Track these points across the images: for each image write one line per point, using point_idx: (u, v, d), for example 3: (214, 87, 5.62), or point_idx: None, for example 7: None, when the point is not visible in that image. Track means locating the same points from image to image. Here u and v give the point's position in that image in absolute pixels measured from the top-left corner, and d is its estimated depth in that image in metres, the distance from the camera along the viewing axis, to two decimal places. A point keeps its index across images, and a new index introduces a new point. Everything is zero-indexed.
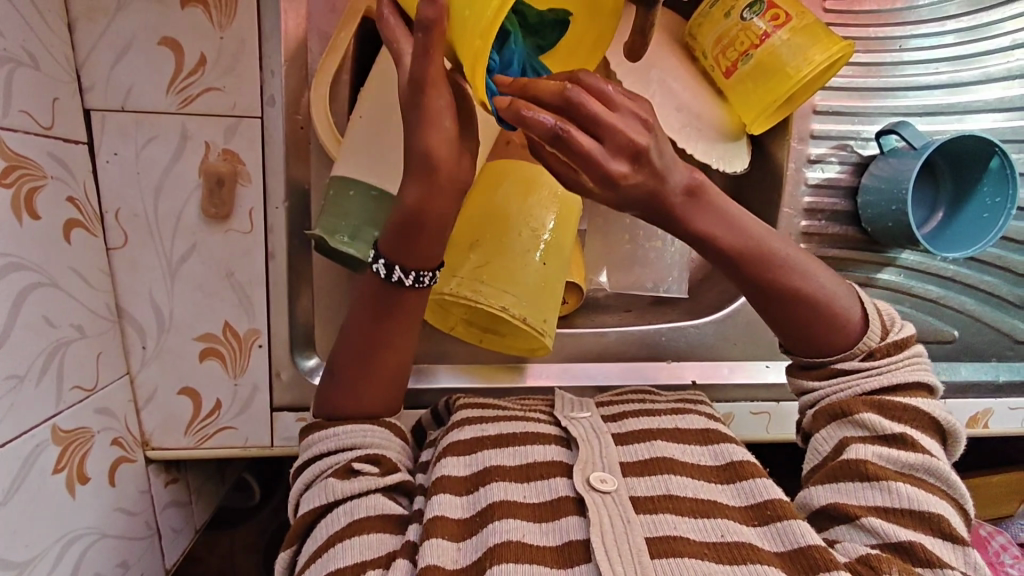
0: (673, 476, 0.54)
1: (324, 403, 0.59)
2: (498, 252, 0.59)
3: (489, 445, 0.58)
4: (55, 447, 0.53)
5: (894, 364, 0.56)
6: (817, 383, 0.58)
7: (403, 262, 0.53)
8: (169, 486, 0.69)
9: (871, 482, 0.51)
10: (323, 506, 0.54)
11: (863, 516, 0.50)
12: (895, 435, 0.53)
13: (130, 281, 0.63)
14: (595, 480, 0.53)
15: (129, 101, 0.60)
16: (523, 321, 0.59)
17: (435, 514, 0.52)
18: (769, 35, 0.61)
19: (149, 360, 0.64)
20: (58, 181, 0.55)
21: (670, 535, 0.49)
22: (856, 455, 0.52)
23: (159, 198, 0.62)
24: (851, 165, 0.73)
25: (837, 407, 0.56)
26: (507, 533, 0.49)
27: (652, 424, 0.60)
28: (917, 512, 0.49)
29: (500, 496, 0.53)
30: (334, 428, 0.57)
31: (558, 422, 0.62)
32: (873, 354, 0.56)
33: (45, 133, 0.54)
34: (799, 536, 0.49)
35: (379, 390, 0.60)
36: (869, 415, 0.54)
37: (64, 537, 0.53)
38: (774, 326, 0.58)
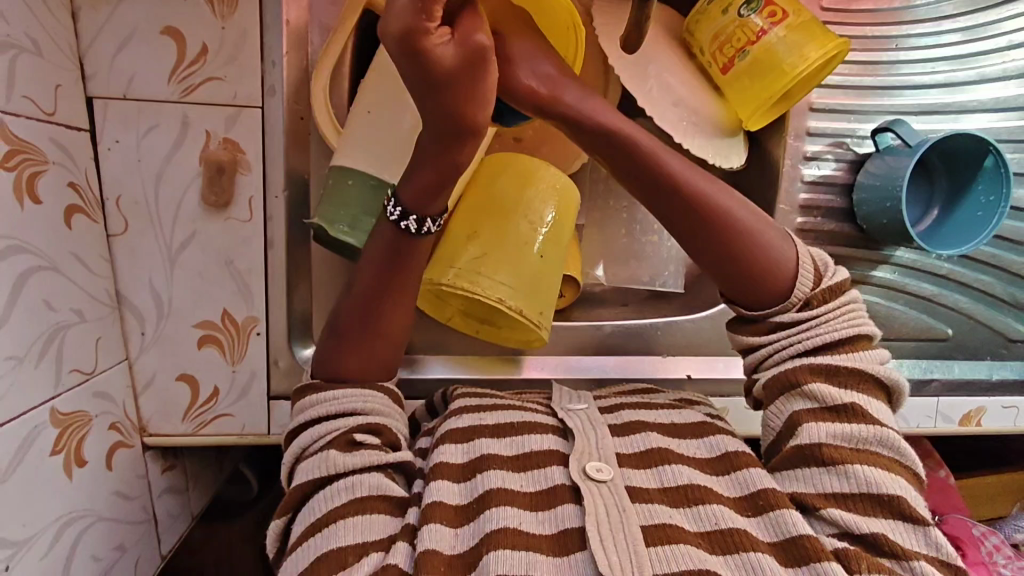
0: (668, 466, 0.55)
1: (323, 366, 0.60)
2: (495, 247, 0.59)
3: (487, 434, 0.58)
4: (54, 429, 0.53)
5: (829, 313, 0.57)
6: (759, 340, 0.58)
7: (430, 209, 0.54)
8: (165, 473, 0.70)
9: (832, 468, 0.51)
10: (322, 478, 0.54)
11: (824, 507, 0.50)
12: (844, 407, 0.53)
13: (129, 267, 0.63)
14: (591, 470, 0.53)
15: (130, 89, 0.60)
16: (520, 314, 0.59)
17: (433, 500, 0.52)
18: (766, 31, 0.61)
19: (147, 346, 0.65)
20: (59, 166, 0.56)
21: (664, 523, 0.50)
22: (810, 439, 0.53)
23: (159, 186, 0.62)
24: (847, 163, 0.73)
25: (786, 376, 0.56)
26: (503, 520, 0.50)
27: (649, 417, 0.61)
28: (874, 496, 0.50)
29: (497, 483, 0.53)
30: (334, 391, 0.58)
31: (555, 413, 0.62)
32: (810, 302, 0.57)
33: (48, 119, 0.54)
34: (789, 525, 0.50)
35: (380, 361, 0.61)
36: (817, 386, 0.54)
37: (62, 518, 0.53)
38: (715, 271, 0.58)
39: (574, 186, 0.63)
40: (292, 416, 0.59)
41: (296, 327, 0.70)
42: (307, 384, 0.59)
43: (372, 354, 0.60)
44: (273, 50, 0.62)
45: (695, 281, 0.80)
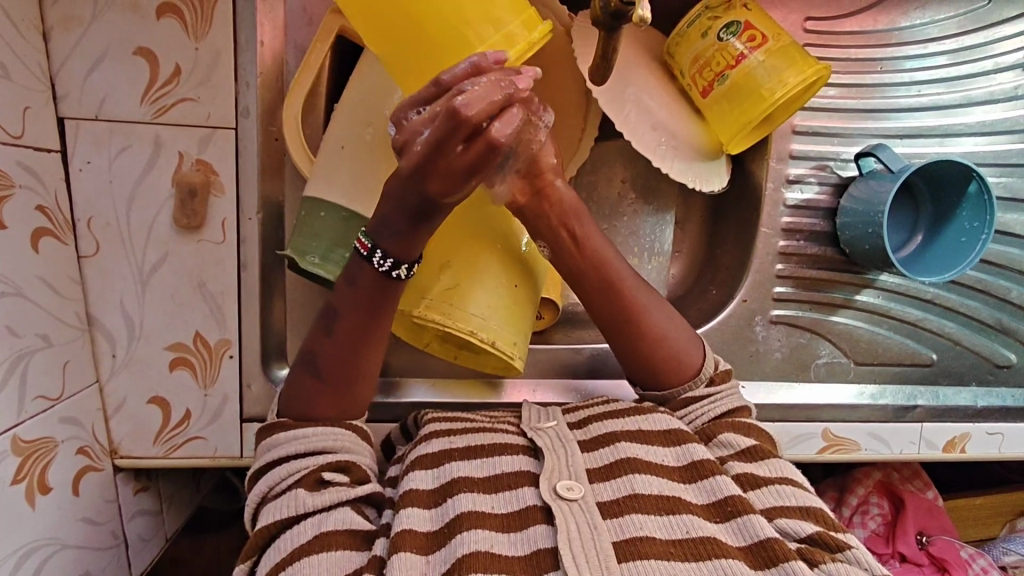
0: (637, 476, 0.54)
1: (292, 408, 0.58)
2: (470, 274, 0.58)
3: (457, 456, 0.57)
4: (15, 457, 0.52)
5: (723, 392, 0.63)
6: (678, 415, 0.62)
7: (393, 251, 0.52)
8: (138, 494, 0.70)
9: (762, 488, 0.54)
10: (290, 518, 0.53)
11: (772, 518, 0.52)
12: (752, 447, 0.57)
13: (101, 289, 0.63)
14: (562, 488, 0.53)
15: (102, 110, 0.60)
16: (491, 346, 0.59)
17: (402, 528, 0.51)
18: (745, 56, 0.61)
19: (119, 368, 0.64)
20: (26, 189, 0.55)
21: (635, 537, 0.49)
22: (734, 471, 0.56)
23: (132, 207, 0.62)
24: (830, 187, 0.73)
25: (705, 433, 0.60)
26: (474, 543, 0.49)
27: (617, 426, 0.60)
28: (805, 507, 0.52)
29: (468, 506, 0.52)
30: (303, 429, 0.57)
31: (525, 433, 0.61)
32: (714, 380, 0.63)
33: (14, 142, 0.54)
34: (759, 529, 0.50)
35: (351, 403, 0.59)
36: (726, 434, 0.59)
37: (21, 549, 0.52)
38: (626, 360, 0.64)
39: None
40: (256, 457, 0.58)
41: (272, 349, 0.69)
42: (277, 422, 0.58)
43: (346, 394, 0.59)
44: (247, 71, 0.61)
45: (678, 302, 0.79)
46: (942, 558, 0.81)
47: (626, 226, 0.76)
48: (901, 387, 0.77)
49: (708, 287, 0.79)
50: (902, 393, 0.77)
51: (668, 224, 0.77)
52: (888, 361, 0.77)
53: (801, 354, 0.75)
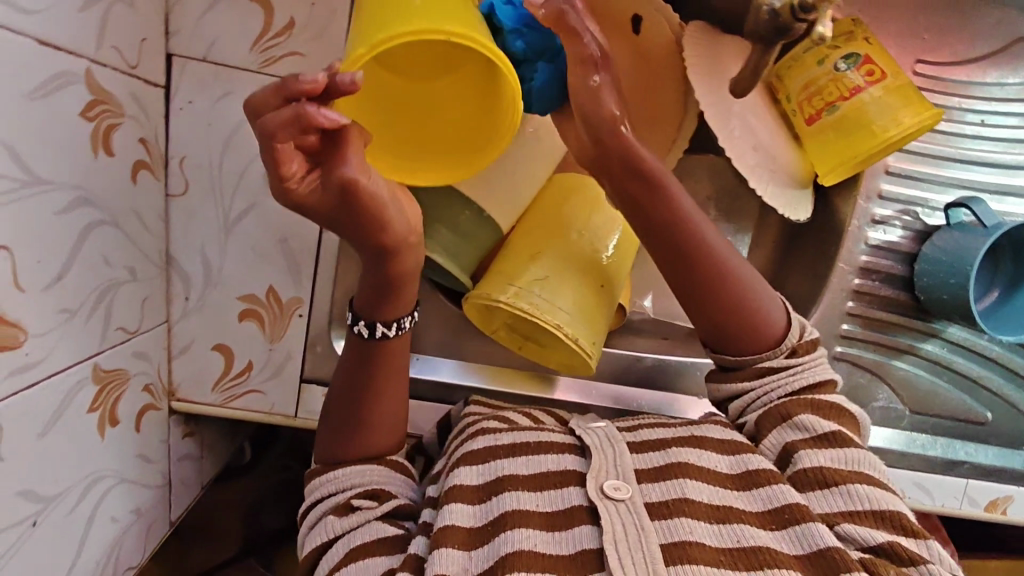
0: (688, 481, 0.53)
1: (324, 454, 0.60)
2: (557, 270, 0.58)
3: (503, 454, 0.57)
4: (93, 386, 0.51)
5: (806, 364, 0.60)
6: (748, 383, 0.60)
7: (362, 313, 0.59)
8: (185, 439, 0.70)
9: (833, 487, 0.52)
10: (323, 544, 0.55)
11: (837, 523, 0.50)
12: (829, 434, 0.55)
13: (183, 230, 0.63)
14: (608, 488, 0.53)
15: (211, 52, 0.60)
16: (574, 343, 0.57)
17: (445, 523, 0.52)
18: (861, 89, 0.60)
19: (189, 312, 0.64)
20: (133, 121, 0.55)
21: (684, 541, 0.49)
22: (807, 463, 0.54)
23: (226, 153, 0.62)
24: (914, 232, 0.72)
25: (778, 411, 0.58)
26: (518, 543, 0.49)
27: (667, 433, 0.59)
28: (878, 511, 0.50)
29: (513, 504, 0.52)
30: (335, 470, 0.59)
31: (573, 431, 0.61)
32: (796, 350, 0.60)
33: (129, 72, 0.54)
34: (818, 537, 0.49)
35: (377, 440, 0.60)
36: (806, 416, 0.56)
37: (86, 479, 0.51)
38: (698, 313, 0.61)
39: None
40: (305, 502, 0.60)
41: None
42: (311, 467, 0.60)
43: (372, 435, 0.60)
44: None
45: None
46: None
47: None
48: (952, 441, 0.77)
49: None
50: (953, 447, 0.76)
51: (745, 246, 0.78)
52: (942, 413, 0.76)
53: (858, 393, 0.75)
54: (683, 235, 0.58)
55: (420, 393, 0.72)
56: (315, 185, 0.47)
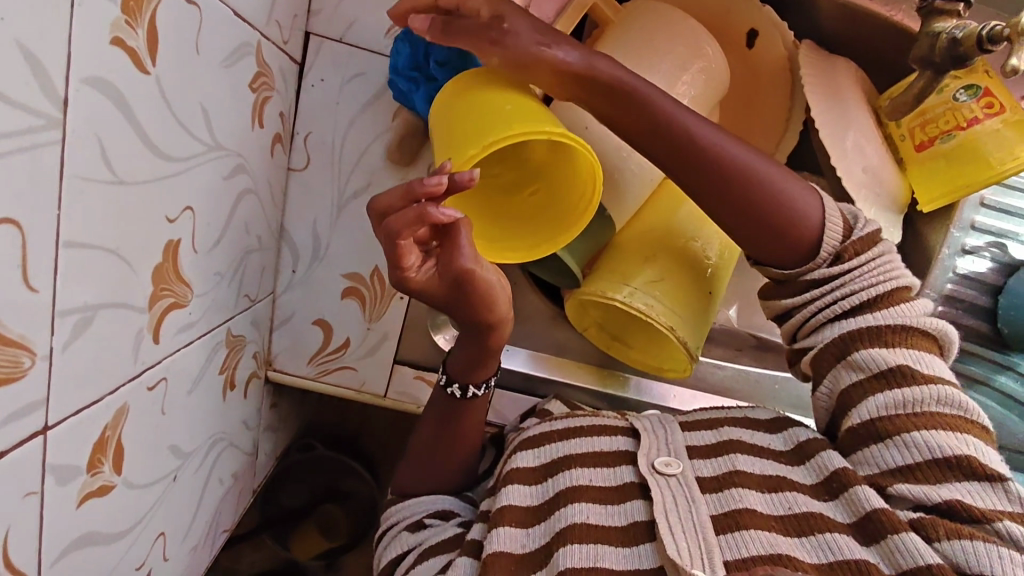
0: (739, 456, 0.55)
1: (398, 485, 0.64)
2: (672, 274, 0.59)
3: (558, 437, 0.59)
4: (224, 349, 0.52)
5: (856, 268, 0.53)
6: (791, 301, 0.56)
7: (459, 377, 0.61)
8: (270, 408, 0.71)
9: (892, 443, 0.50)
10: (397, 558, 0.59)
11: (891, 485, 0.50)
12: (884, 371, 0.51)
13: (299, 205, 0.64)
14: (661, 464, 0.53)
15: (348, 33, 0.61)
16: (682, 344, 0.58)
17: (505, 504, 0.55)
18: (979, 121, 0.61)
19: (295, 284, 0.66)
20: (278, 94, 0.56)
21: (737, 510, 0.50)
22: (861, 417, 0.52)
23: (350, 133, 0.63)
24: (1002, 265, 0.73)
25: (842, 348, 0.53)
26: (573, 517, 0.52)
27: (721, 414, 0.60)
28: (944, 463, 0.48)
29: (570, 482, 0.55)
30: (409, 499, 0.63)
31: (627, 417, 0.62)
32: (841, 256, 0.53)
33: (281, 47, 0.55)
34: (863, 501, 0.49)
35: (453, 471, 0.64)
36: (858, 353, 0.52)
37: (213, 437, 0.52)
38: (728, 230, 0.55)
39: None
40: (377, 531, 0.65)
41: None
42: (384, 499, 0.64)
43: (423, 475, 0.63)
44: None
45: None
46: None
47: None
48: None
49: None
50: None
51: None
52: None
53: None
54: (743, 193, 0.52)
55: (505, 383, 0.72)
56: (426, 269, 0.50)
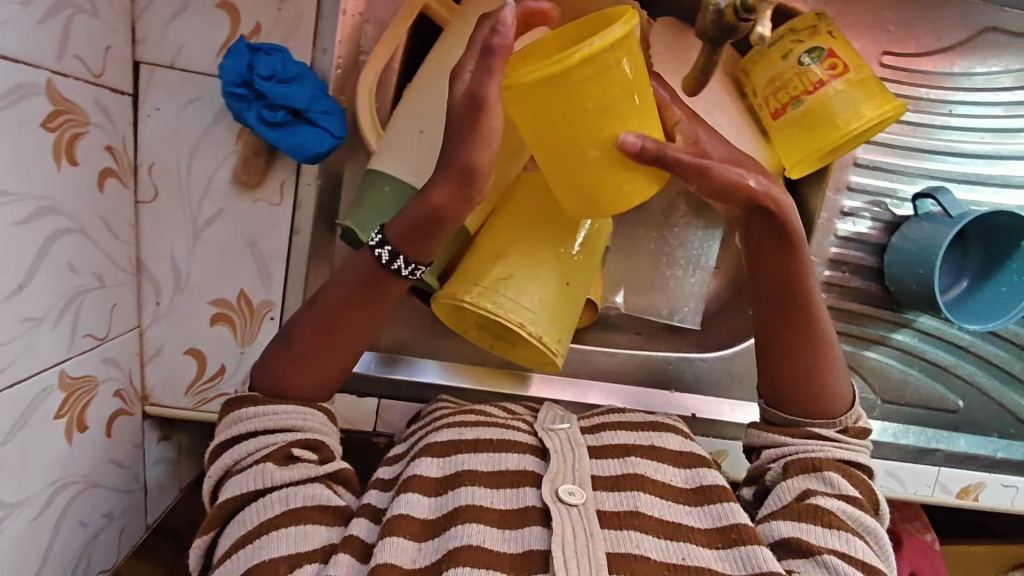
0: (642, 494, 0.55)
1: (265, 379, 0.58)
2: (523, 269, 0.59)
3: (464, 449, 0.57)
4: (59, 393, 0.52)
5: (856, 447, 0.59)
6: (784, 437, 0.59)
7: (394, 236, 0.53)
8: (160, 442, 0.71)
9: (830, 528, 0.53)
10: (255, 492, 0.54)
11: (819, 553, 0.51)
12: (854, 497, 0.55)
13: (153, 236, 0.63)
14: (563, 492, 0.53)
15: (178, 59, 0.59)
16: (538, 340, 0.58)
17: (399, 512, 0.53)
18: (824, 83, 0.60)
19: (160, 317, 0.65)
20: (98, 129, 0.54)
21: (630, 553, 0.51)
22: (823, 504, 0.54)
23: (194, 159, 0.62)
24: (883, 223, 0.73)
25: (810, 462, 0.57)
26: (466, 537, 0.50)
27: (629, 439, 0.60)
28: (866, 564, 0.52)
29: (467, 499, 0.53)
30: (274, 406, 0.56)
31: (536, 432, 0.61)
32: (847, 430, 0.60)
33: (94, 81, 0.53)
34: (761, 561, 0.50)
35: (322, 383, 0.59)
36: (834, 473, 0.56)
37: (55, 484, 0.53)
38: (767, 321, 0.61)
39: (608, 230, 0.62)
40: (222, 428, 0.57)
41: None
42: (246, 394, 0.57)
43: (291, 377, 0.58)
44: (325, 37, 0.60)
45: (712, 319, 0.80)
46: None
47: (675, 236, 0.74)
48: (923, 429, 0.78)
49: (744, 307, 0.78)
50: (924, 436, 0.77)
51: (717, 240, 0.73)
52: (913, 402, 0.77)
53: None
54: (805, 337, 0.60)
55: (389, 393, 0.72)
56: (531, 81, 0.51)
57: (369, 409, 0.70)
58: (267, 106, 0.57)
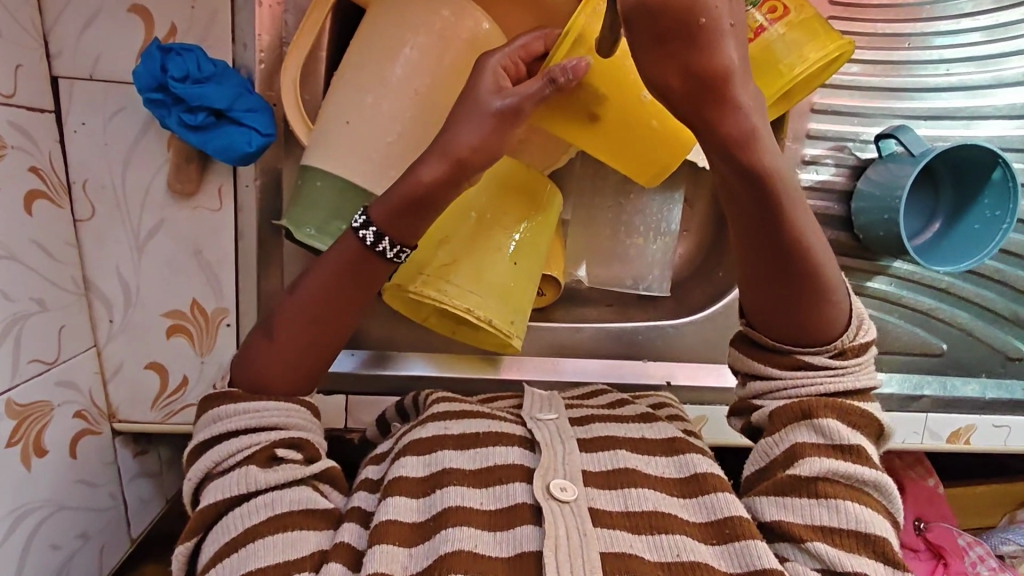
0: (634, 489, 0.50)
1: (243, 377, 0.55)
2: (467, 253, 0.57)
3: (450, 446, 0.53)
4: (10, 421, 0.53)
5: (852, 369, 0.52)
6: (776, 373, 0.53)
7: (376, 218, 0.51)
8: (138, 458, 0.70)
9: (816, 499, 0.47)
10: (238, 496, 0.49)
11: (808, 539, 0.46)
12: (850, 447, 0.49)
13: (97, 254, 0.62)
14: (555, 488, 0.49)
15: (96, 69, 0.58)
16: (488, 324, 0.57)
17: (386, 519, 0.48)
18: (766, 28, 0.56)
19: (116, 334, 0.64)
20: (18, 150, 0.54)
21: (625, 552, 0.46)
22: (809, 471, 0.48)
23: (127, 171, 0.60)
24: (848, 169, 0.70)
25: (800, 407, 0.51)
26: (458, 542, 0.46)
27: (619, 432, 0.56)
28: (861, 534, 0.46)
29: (455, 501, 0.49)
30: (253, 405, 0.52)
31: (524, 423, 0.57)
32: (844, 353, 0.52)
33: (6, 102, 0.53)
34: (755, 557, 0.46)
35: (296, 375, 0.55)
36: (831, 421, 0.49)
37: (17, 510, 0.54)
38: (754, 250, 0.50)
39: (560, 206, 0.60)
40: (200, 429, 0.53)
41: None
42: (225, 390, 0.53)
43: (272, 374, 0.54)
44: (245, 32, 0.59)
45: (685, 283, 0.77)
46: (939, 545, 0.79)
47: (631, 205, 0.70)
48: (908, 376, 0.76)
49: (715, 268, 0.76)
50: (909, 383, 0.76)
51: (677, 203, 0.71)
52: (897, 350, 0.75)
53: None
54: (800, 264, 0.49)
55: (359, 389, 0.71)
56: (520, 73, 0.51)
57: (337, 406, 0.69)
58: (186, 109, 0.55)
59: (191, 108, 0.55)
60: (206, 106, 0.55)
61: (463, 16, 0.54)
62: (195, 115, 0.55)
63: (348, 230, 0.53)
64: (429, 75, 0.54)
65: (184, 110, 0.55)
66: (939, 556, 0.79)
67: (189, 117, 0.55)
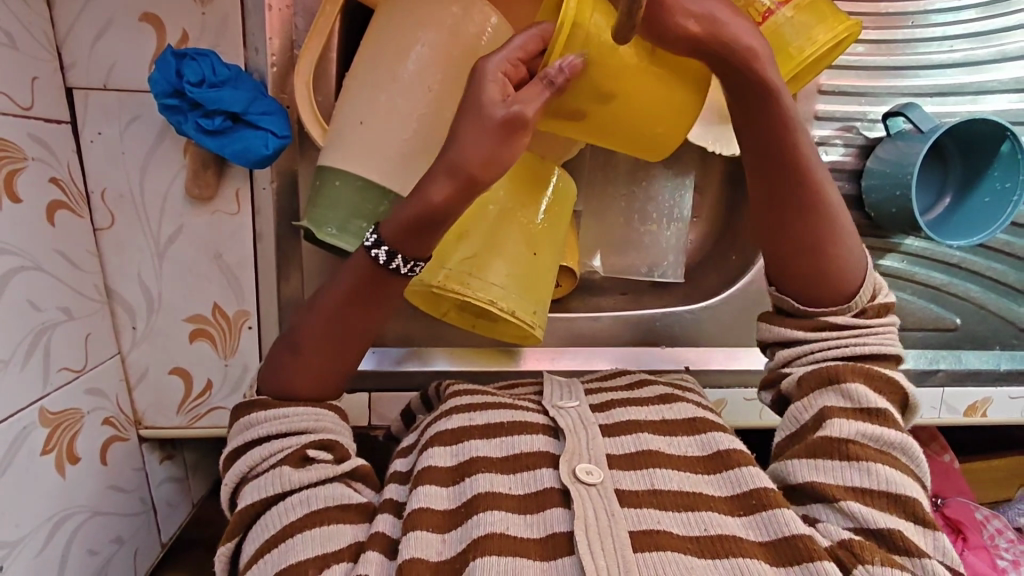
0: (658, 469, 0.51)
1: (272, 383, 0.56)
2: (486, 246, 0.57)
3: (476, 435, 0.54)
4: (43, 429, 0.54)
5: (873, 331, 0.54)
6: (803, 335, 0.55)
7: (387, 235, 0.50)
8: (164, 463, 0.71)
9: (847, 461, 0.48)
10: (274, 496, 0.50)
11: (842, 496, 0.47)
12: (878, 411, 0.50)
13: (118, 262, 0.63)
14: (581, 472, 0.50)
15: (110, 79, 0.58)
16: (511, 316, 0.58)
17: (420, 506, 0.49)
18: (773, 12, 0.56)
19: (140, 341, 0.65)
20: (39, 162, 0.55)
21: (654, 530, 0.46)
22: (837, 433, 0.49)
23: (145, 178, 0.61)
24: (857, 148, 0.70)
25: (827, 372, 0.52)
26: (491, 525, 0.46)
27: (641, 415, 0.57)
28: (891, 495, 0.47)
29: (485, 487, 0.49)
30: (282, 409, 0.53)
31: (546, 411, 0.58)
32: (864, 313, 0.55)
33: (24, 114, 0.53)
34: (783, 523, 0.46)
35: (327, 379, 0.56)
36: (855, 385, 0.51)
37: (54, 517, 0.55)
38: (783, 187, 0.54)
39: (573, 192, 0.61)
40: (233, 436, 0.54)
41: None
42: (255, 400, 0.55)
43: (300, 378, 0.55)
44: (256, 36, 0.59)
45: (697, 269, 0.78)
46: (957, 519, 0.79)
47: (643, 192, 0.71)
48: (922, 351, 0.76)
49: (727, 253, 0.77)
50: (925, 358, 0.76)
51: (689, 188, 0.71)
52: (911, 326, 0.76)
53: None
54: (793, 231, 0.54)
55: (381, 385, 0.71)
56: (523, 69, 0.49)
57: (361, 403, 0.69)
58: (203, 115, 0.56)
59: (208, 114, 0.56)
60: (223, 109, 0.56)
61: (472, 11, 0.55)
62: (212, 121, 0.56)
63: (359, 247, 0.53)
64: (442, 70, 0.55)
65: (200, 117, 0.56)
66: (957, 530, 0.79)
67: (206, 123, 0.56)
